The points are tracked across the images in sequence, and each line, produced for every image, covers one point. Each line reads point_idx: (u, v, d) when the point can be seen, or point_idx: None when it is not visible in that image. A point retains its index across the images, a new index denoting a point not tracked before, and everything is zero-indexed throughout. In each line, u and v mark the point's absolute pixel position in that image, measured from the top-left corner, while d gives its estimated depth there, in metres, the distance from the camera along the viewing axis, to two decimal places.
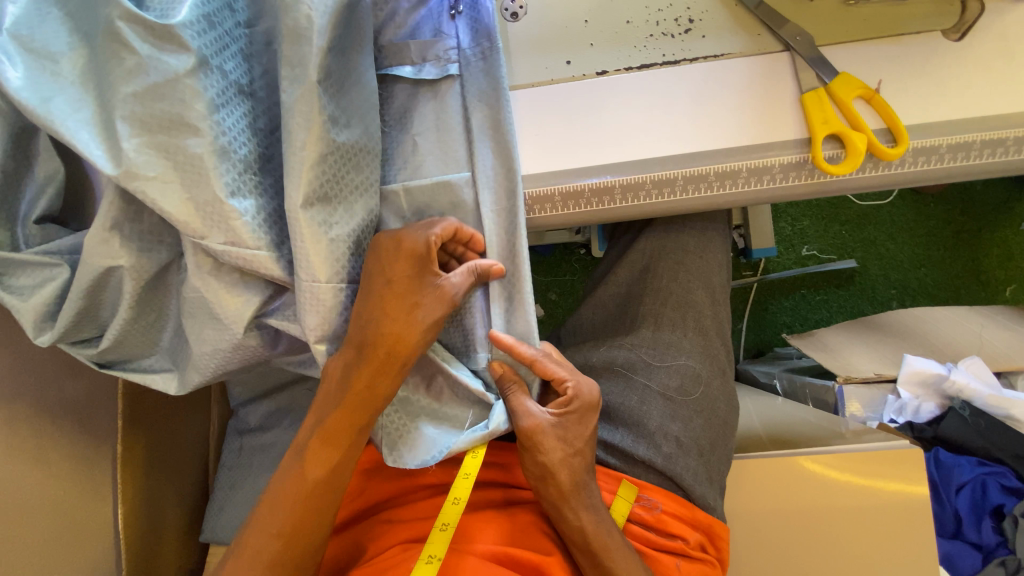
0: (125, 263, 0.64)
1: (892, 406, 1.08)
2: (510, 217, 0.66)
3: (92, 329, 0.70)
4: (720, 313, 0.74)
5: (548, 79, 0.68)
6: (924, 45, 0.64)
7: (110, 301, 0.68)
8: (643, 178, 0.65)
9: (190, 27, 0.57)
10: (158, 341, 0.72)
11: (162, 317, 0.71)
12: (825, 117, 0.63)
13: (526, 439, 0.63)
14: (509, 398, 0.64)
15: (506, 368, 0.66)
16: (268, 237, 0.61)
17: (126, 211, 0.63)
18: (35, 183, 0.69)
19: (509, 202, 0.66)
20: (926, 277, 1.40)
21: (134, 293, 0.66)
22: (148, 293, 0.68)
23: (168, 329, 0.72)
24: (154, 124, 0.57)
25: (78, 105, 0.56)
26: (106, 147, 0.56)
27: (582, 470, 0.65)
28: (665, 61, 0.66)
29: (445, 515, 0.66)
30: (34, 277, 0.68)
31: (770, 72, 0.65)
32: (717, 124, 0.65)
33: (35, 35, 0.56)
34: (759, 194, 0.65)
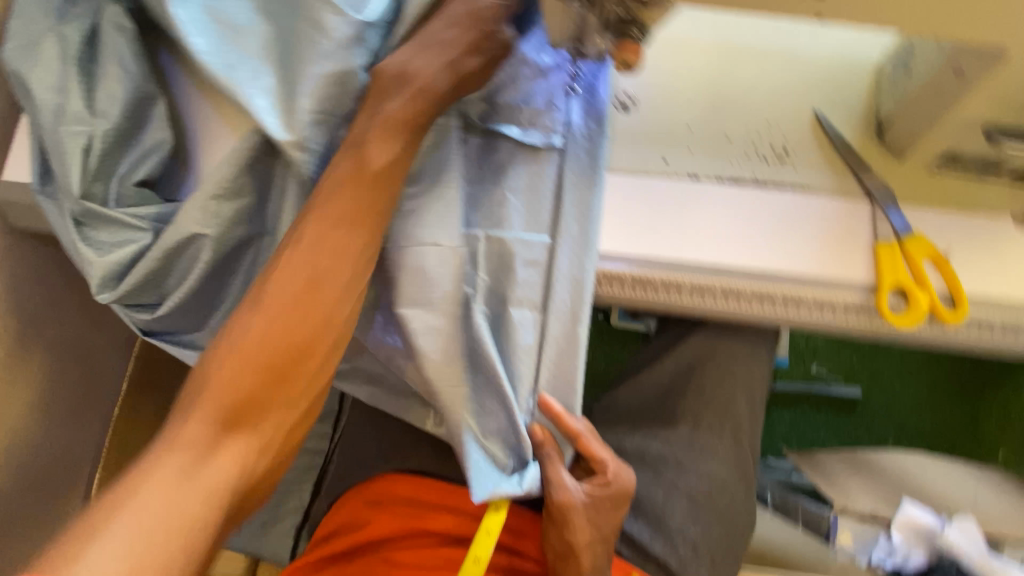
0: (210, 236, 0.66)
1: (882, 546, 1.09)
2: (578, 287, 0.68)
3: (152, 295, 0.71)
4: (755, 425, 0.75)
5: (643, 171, 0.72)
6: (995, 225, 0.68)
7: (179, 272, 0.69)
8: (712, 283, 0.68)
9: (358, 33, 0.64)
10: (208, 319, 0.74)
11: (221, 298, 0.72)
12: (895, 270, 0.66)
13: (557, 512, 0.67)
14: (547, 463, 0.68)
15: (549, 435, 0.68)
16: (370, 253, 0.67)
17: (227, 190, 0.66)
18: (141, 147, 0.71)
19: (579, 272, 0.68)
20: (928, 422, 1.43)
21: (207, 265, 0.68)
22: (217, 273, 0.70)
23: (221, 311, 0.73)
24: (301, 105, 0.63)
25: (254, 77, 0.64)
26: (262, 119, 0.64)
27: (602, 557, 0.68)
28: (755, 181, 0.70)
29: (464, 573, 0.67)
30: (114, 236, 0.69)
31: (851, 215, 0.69)
32: (792, 249, 0.68)
33: (222, 7, 0.65)
34: (818, 321, 0.69)
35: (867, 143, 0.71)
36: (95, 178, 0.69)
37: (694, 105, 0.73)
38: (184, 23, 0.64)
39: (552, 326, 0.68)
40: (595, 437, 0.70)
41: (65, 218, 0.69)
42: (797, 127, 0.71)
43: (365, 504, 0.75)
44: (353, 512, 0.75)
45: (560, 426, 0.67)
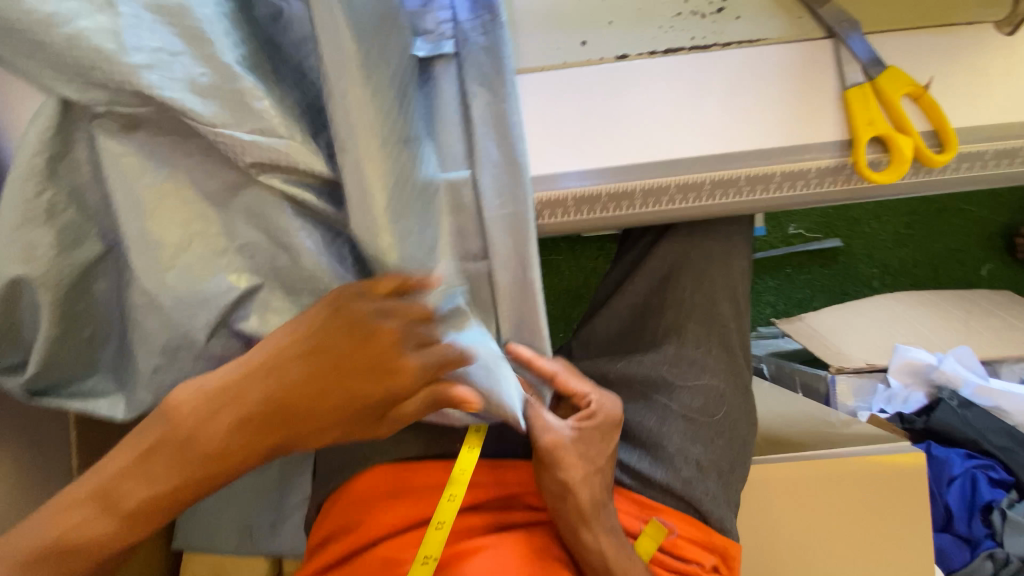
0: (34, 272, 0.53)
1: (882, 394, 1.13)
2: (519, 227, 0.58)
3: (15, 353, 0.59)
4: (744, 325, 0.68)
5: (559, 62, 0.59)
6: (973, 36, 0.59)
7: (29, 317, 0.57)
8: (667, 181, 0.58)
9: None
10: (97, 358, 0.62)
11: (98, 332, 0.61)
12: (870, 117, 0.56)
13: (545, 454, 0.60)
14: (531, 409, 0.61)
15: (533, 356, 0.63)
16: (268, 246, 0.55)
17: (34, 213, 0.53)
18: None
19: (519, 208, 0.58)
20: (907, 257, 1.46)
21: (54, 306, 0.56)
22: (70, 306, 0.57)
23: (108, 345, 0.62)
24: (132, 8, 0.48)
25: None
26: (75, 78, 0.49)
27: (602, 488, 0.61)
28: (694, 45, 0.58)
29: (442, 513, 0.67)
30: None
31: (810, 61, 0.58)
32: (751, 120, 0.57)
33: None
34: (789, 200, 0.59)
35: None
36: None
37: None
38: None
39: (501, 278, 0.59)
40: (571, 370, 0.66)
41: None
42: None
43: (351, 504, 0.69)
44: (341, 515, 0.69)
45: (532, 370, 0.63)
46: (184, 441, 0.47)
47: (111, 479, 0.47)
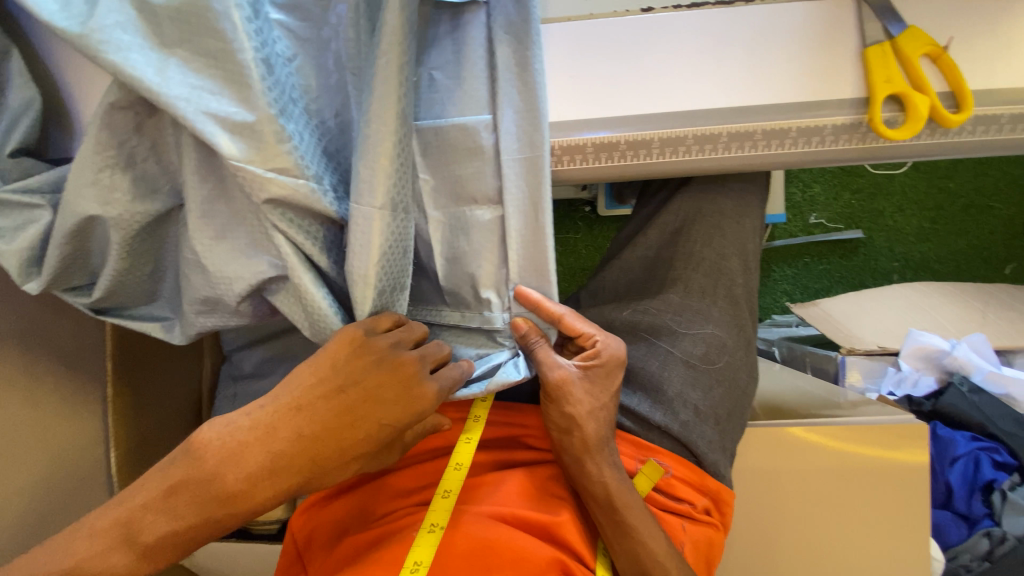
0: (110, 214, 0.60)
1: (891, 377, 1.12)
2: (533, 169, 0.60)
3: (82, 277, 0.66)
4: (751, 282, 0.71)
5: (588, 14, 0.61)
6: (996, 1, 0.60)
7: (98, 248, 0.64)
8: (684, 132, 0.60)
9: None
10: (157, 291, 0.70)
11: (159, 267, 0.68)
12: (888, 75, 0.57)
13: (554, 388, 0.63)
14: (537, 349, 0.63)
15: (529, 323, 0.63)
16: (279, 225, 0.57)
17: (119, 159, 0.59)
18: (12, 111, 0.62)
19: (534, 151, 0.60)
20: (930, 251, 1.45)
21: (122, 245, 0.62)
22: (139, 245, 0.64)
23: (167, 279, 0.69)
24: (180, 46, 0.54)
25: (111, 7, 0.53)
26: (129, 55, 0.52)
27: (607, 424, 0.64)
28: (719, 1, 0.60)
29: (460, 455, 0.69)
30: (13, 219, 0.62)
31: (832, 21, 0.59)
32: (769, 77, 0.59)
33: None
34: (806, 155, 0.60)
35: None
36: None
37: None
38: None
39: (513, 221, 0.61)
40: (576, 313, 0.65)
41: None
42: None
43: None
44: None
45: (541, 313, 0.62)
46: (202, 475, 0.50)
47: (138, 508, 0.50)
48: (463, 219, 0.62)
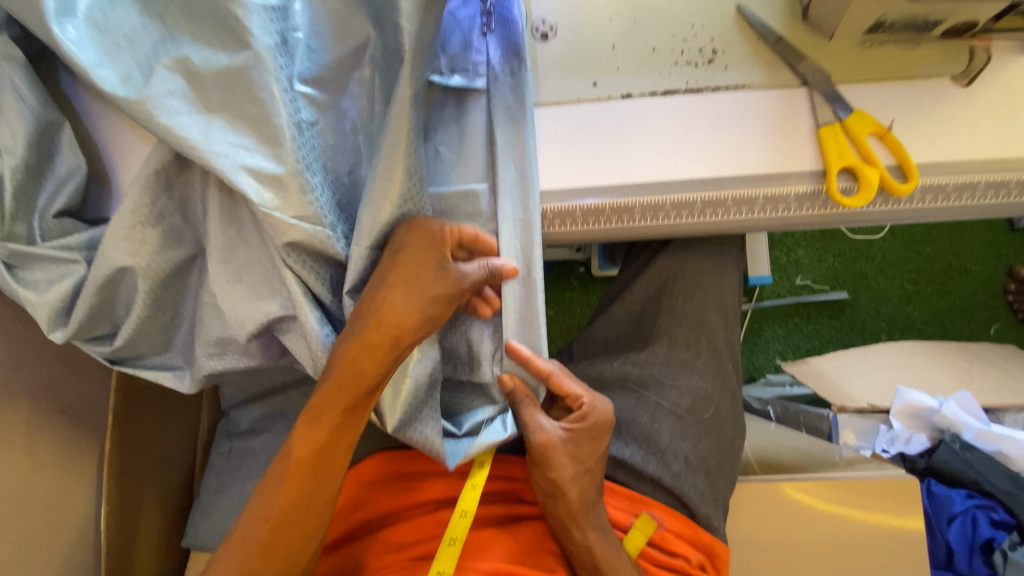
0: (140, 263, 0.66)
1: (884, 436, 1.15)
2: (526, 230, 0.66)
3: (105, 326, 0.71)
4: (733, 336, 0.74)
5: (574, 99, 0.70)
6: (934, 88, 0.67)
7: (124, 298, 0.69)
8: (662, 200, 0.67)
9: (269, 13, 0.63)
10: (171, 339, 0.74)
11: (176, 315, 0.72)
12: (840, 151, 0.65)
13: (538, 452, 0.65)
14: (523, 409, 0.67)
15: (518, 382, 0.66)
16: (296, 266, 0.64)
17: (149, 215, 0.66)
18: (56, 178, 0.70)
19: (525, 214, 0.66)
20: (914, 311, 1.50)
21: (148, 293, 0.68)
22: (162, 293, 0.70)
23: (182, 328, 0.74)
24: (221, 109, 0.63)
25: (165, 78, 0.62)
26: (177, 121, 0.61)
27: (591, 488, 0.65)
28: (688, 88, 0.68)
29: (466, 502, 0.70)
30: (48, 273, 0.68)
31: (788, 106, 0.67)
32: (736, 152, 0.66)
33: (108, 17, 0.63)
34: (775, 220, 0.67)
35: (793, 27, 0.70)
36: (17, 218, 0.67)
37: (614, 21, 0.71)
38: (86, 61, 0.61)
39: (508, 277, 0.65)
40: (567, 373, 0.69)
41: None
42: (721, 24, 0.70)
43: (361, 484, 0.75)
44: (350, 492, 0.75)
45: (530, 370, 0.66)
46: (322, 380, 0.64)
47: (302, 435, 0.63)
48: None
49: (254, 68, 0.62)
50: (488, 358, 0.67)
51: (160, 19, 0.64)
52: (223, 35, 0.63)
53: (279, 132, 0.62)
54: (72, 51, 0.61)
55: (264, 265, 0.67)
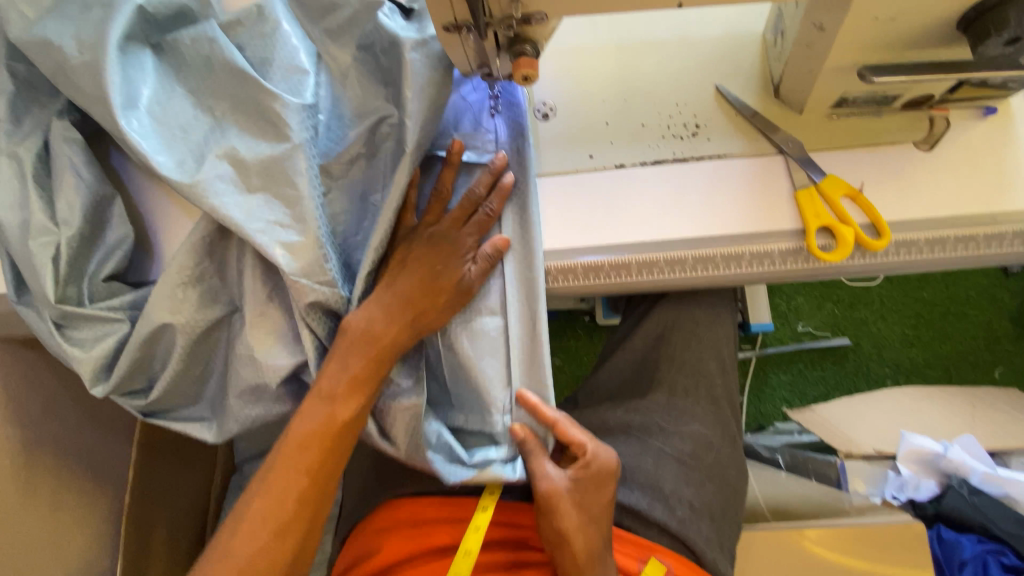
0: (179, 320, 0.72)
1: (893, 482, 1.15)
2: (530, 286, 0.72)
3: (142, 380, 0.76)
4: (731, 383, 0.78)
5: (573, 169, 0.77)
6: (899, 153, 0.74)
7: (162, 353, 0.75)
8: (656, 257, 0.73)
9: (305, 110, 0.73)
10: (201, 391, 0.79)
11: (207, 369, 0.78)
12: (817, 212, 0.71)
13: (545, 501, 0.68)
14: (531, 457, 0.69)
15: (529, 431, 0.70)
16: (312, 322, 0.72)
17: (190, 277, 0.72)
18: (107, 246, 0.76)
19: (530, 273, 0.72)
20: (917, 356, 1.52)
21: (184, 348, 0.74)
22: (195, 349, 0.75)
23: (211, 380, 0.79)
24: (260, 188, 0.71)
25: (214, 165, 0.71)
26: (220, 197, 0.69)
27: (598, 538, 0.68)
28: (675, 158, 0.76)
29: (478, 520, 0.75)
30: (94, 331, 0.73)
31: (767, 171, 0.75)
32: (721, 214, 0.73)
33: (167, 110, 0.73)
34: (760, 273, 0.73)
35: (767, 103, 0.78)
36: (68, 281, 0.72)
37: (607, 101, 0.80)
38: (144, 144, 0.70)
39: (512, 330, 0.72)
40: (571, 421, 0.71)
41: (45, 323, 0.72)
42: (703, 102, 0.79)
43: (371, 534, 0.78)
44: (362, 544, 0.78)
45: (537, 418, 0.69)
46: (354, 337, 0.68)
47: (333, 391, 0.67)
48: (469, 329, 0.73)
49: (287, 158, 0.71)
50: (499, 407, 0.71)
51: (210, 112, 0.74)
52: (266, 129, 0.73)
53: (307, 214, 0.70)
54: (134, 138, 0.70)
55: (289, 319, 0.74)
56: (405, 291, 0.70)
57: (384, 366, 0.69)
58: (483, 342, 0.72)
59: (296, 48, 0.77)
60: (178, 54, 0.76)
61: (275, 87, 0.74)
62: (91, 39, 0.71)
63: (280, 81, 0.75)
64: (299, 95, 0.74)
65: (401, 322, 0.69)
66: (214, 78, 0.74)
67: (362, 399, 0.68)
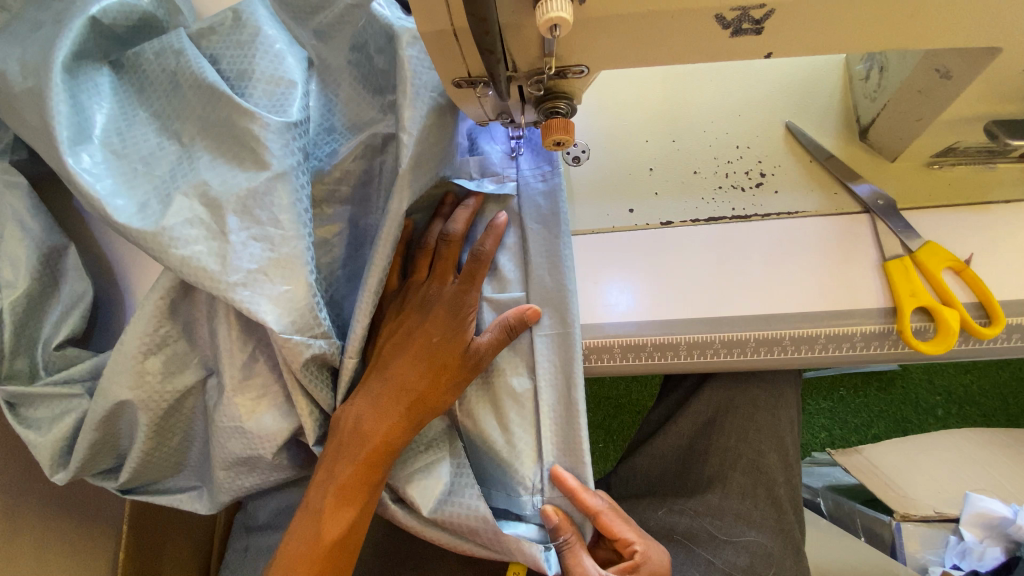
0: (140, 396, 0.59)
1: (954, 548, 1.02)
2: (566, 345, 0.59)
3: (110, 458, 0.65)
4: (794, 479, 0.67)
5: (610, 227, 0.64)
6: (1015, 214, 0.60)
7: (125, 429, 0.63)
8: (710, 338, 0.60)
9: (291, 130, 0.59)
10: (183, 461, 0.67)
11: (186, 437, 0.65)
12: (913, 289, 0.58)
13: None
14: (565, 550, 0.59)
15: (564, 516, 0.59)
16: (306, 384, 0.58)
17: (153, 342, 0.58)
18: (62, 304, 0.65)
19: (565, 327, 0.60)
20: (973, 384, 1.32)
21: (150, 425, 0.61)
22: (165, 422, 0.62)
23: (194, 448, 0.67)
24: (238, 230, 0.56)
25: (182, 207, 0.56)
26: (189, 241, 0.54)
27: None
28: (735, 216, 0.63)
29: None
30: (52, 408, 0.63)
31: (847, 235, 0.61)
32: (792, 289, 0.60)
33: (126, 141, 0.59)
34: (836, 359, 0.60)
35: (849, 147, 0.65)
36: (18, 353, 0.62)
37: (653, 143, 0.67)
38: (94, 189, 0.54)
39: (544, 395, 0.59)
40: (617, 512, 0.60)
41: None
42: (769, 145, 0.66)
43: None
44: None
45: (577, 504, 0.58)
46: (342, 439, 0.56)
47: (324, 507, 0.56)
48: (501, 394, 0.60)
49: (266, 193, 0.56)
50: (529, 485, 0.60)
51: (183, 137, 0.60)
52: (242, 155, 0.58)
53: (296, 259, 0.56)
54: (86, 182, 0.54)
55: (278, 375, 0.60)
56: (399, 375, 0.57)
57: (377, 470, 0.56)
58: (507, 413, 0.60)
59: (278, 56, 0.62)
60: (140, 71, 0.63)
61: (254, 105, 0.60)
62: (34, 61, 0.58)
63: (261, 95, 0.60)
64: (283, 112, 0.59)
65: (396, 415, 0.57)
66: (184, 99, 0.60)
67: (354, 510, 0.56)
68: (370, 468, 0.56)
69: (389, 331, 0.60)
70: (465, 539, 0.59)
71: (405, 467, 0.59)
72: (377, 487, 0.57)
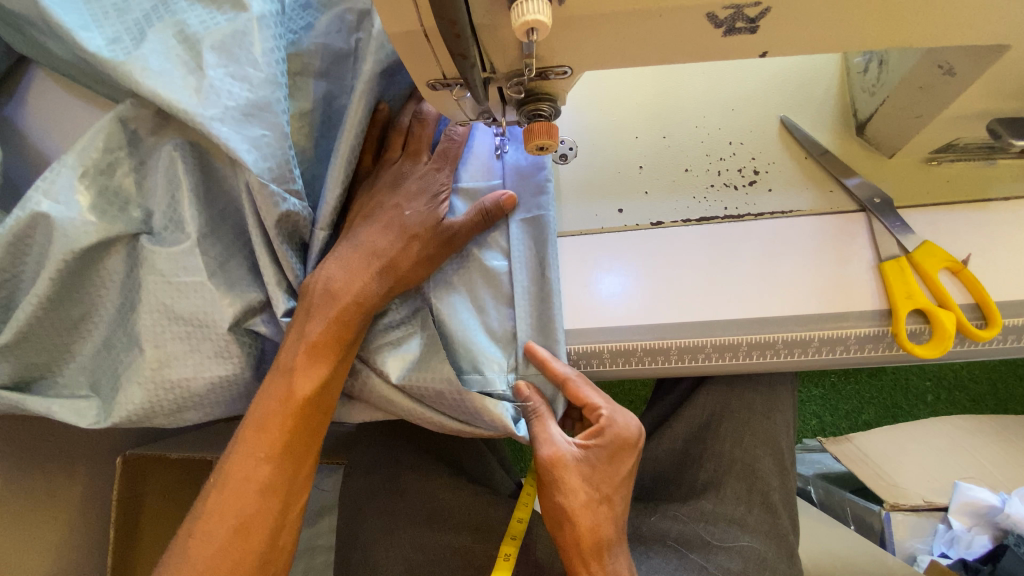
0: (61, 215, 0.52)
1: (943, 537, 1.03)
2: (539, 227, 0.60)
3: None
4: (789, 482, 0.66)
5: (598, 228, 0.62)
6: (1014, 213, 0.59)
7: (30, 273, 0.54)
8: (702, 342, 0.58)
9: None
10: (75, 352, 0.57)
11: (86, 318, 0.57)
12: (909, 291, 0.56)
13: (548, 469, 0.57)
14: (533, 420, 0.57)
15: (535, 390, 0.58)
16: (274, 246, 0.56)
17: (98, 164, 0.54)
18: None
19: (539, 211, 0.61)
20: (963, 369, 1.33)
21: (55, 265, 0.52)
22: (75, 274, 0.54)
23: (92, 339, 0.57)
24: (213, 64, 0.53)
25: (156, 40, 0.54)
26: (159, 74, 0.52)
27: (610, 519, 0.58)
28: (727, 216, 0.61)
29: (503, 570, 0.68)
30: None
31: (842, 236, 0.59)
32: (787, 291, 0.58)
33: None
34: (831, 362, 0.58)
35: (847, 144, 0.63)
36: None
37: (642, 139, 0.64)
38: (68, 21, 0.53)
39: (517, 273, 0.59)
40: (587, 379, 0.58)
41: None
42: (764, 141, 0.63)
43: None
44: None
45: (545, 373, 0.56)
46: (314, 296, 0.55)
47: (293, 366, 0.53)
48: (473, 274, 0.60)
49: (242, 34, 0.54)
50: (503, 365, 0.58)
51: None
52: None
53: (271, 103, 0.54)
54: (58, 13, 0.53)
55: (243, 245, 0.58)
56: (371, 239, 0.56)
57: (350, 328, 0.55)
58: (479, 289, 0.60)
59: None
60: None
61: None
62: None
63: None
64: None
65: (368, 272, 0.56)
66: None
67: (327, 366, 0.54)
68: (342, 324, 0.54)
69: (359, 205, 0.59)
70: (430, 408, 0.58)
71: (375, 340, 0.59)
72: (350, 348, 0.55)
